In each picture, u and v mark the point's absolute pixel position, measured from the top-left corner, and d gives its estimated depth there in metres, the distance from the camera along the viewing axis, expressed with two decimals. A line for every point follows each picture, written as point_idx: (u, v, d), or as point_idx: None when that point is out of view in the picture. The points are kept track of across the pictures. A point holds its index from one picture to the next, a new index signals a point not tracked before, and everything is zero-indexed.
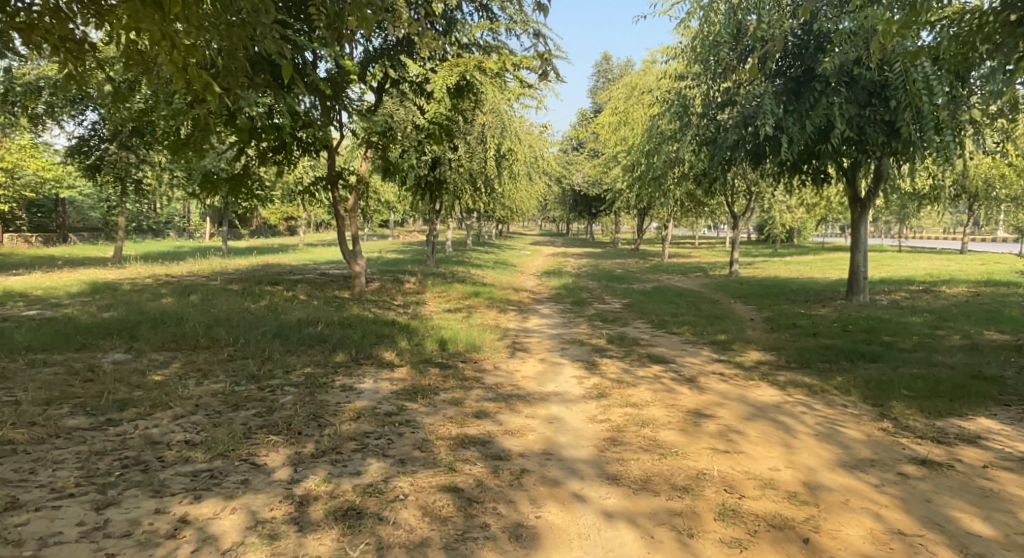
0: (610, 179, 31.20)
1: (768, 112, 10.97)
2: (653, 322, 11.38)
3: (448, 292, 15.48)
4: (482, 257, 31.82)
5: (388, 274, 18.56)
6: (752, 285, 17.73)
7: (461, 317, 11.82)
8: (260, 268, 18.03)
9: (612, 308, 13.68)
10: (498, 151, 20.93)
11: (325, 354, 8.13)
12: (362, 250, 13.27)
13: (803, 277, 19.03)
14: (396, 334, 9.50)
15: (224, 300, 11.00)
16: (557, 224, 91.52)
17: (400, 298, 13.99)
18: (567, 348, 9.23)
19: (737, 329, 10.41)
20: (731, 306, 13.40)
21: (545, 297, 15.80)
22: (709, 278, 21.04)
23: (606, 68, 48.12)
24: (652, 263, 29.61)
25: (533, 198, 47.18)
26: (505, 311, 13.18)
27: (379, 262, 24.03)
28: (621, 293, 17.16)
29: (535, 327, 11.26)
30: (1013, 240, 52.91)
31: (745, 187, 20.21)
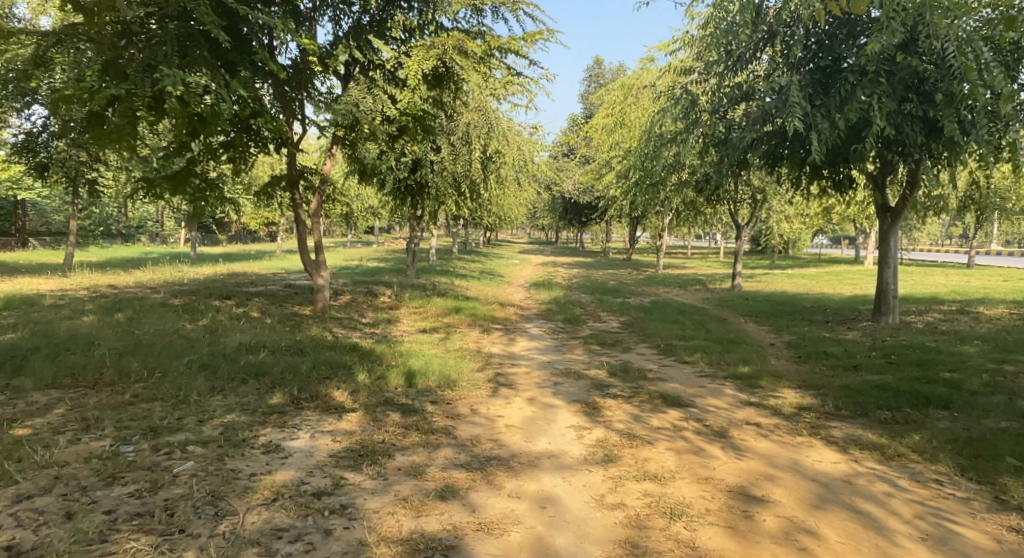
0: (602, 186, 29.78)
1: (794, 105, 9.49)
2: (659, 348, 9.84)
3: (426, 307, 13.88)
4: (468, 266, 30.23)
5: (362, 286, 16.93)
6: (759, 301, 16.20)
7: (437, 339, 10.24)
8: (220, 279, 16.32)
9: (609, 329, 12.13)
10: (484, 152, 19.37)
11: (258, 393, 6.47)
12: (326, 259, 11.80)
13: (814, 293, 17.53)
14: (355, 364, 7.88)
15: (157, 319, 9.36)
16: (547, 233, 90.14)
17: (369, 314, 12.37)
18: (562, 382, 7.66)
19: (759, 358, 8.89)
20: (743, 327, 11.89)
21: (533, 314, 14.24)
22: (710, 292, 19.54)
23: (598, 73, 46.91)
24: (647, 275, 28.13)
25: (522, 205, 45.69)
26: (489, 331, 11.62)
27: (356, 270, 22.40)
28: (616, 309, 15.63)
29: (522, 353, 9.68)
30: (1010, 253, 52.03)
31: (750, 194, 18.76)
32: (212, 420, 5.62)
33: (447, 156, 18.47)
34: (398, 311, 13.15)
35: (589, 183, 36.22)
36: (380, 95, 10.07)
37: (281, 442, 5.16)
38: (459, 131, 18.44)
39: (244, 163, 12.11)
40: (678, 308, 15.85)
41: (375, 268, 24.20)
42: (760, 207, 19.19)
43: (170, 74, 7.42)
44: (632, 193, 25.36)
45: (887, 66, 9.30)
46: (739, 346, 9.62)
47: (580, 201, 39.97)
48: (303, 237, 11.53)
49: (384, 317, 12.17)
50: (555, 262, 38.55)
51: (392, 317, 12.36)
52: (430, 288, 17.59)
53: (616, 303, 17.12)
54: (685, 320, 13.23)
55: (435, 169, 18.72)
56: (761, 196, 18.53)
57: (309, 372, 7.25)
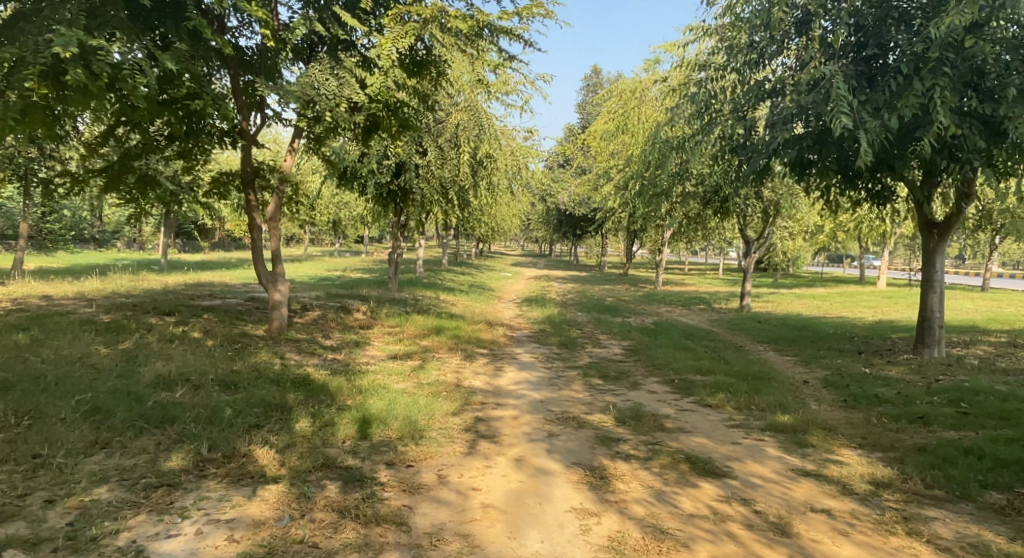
0: (600, 198, 28.35)
1: (838, 98, 7.98)
2: (672, 384, 8.29)
3: (403, 327, 12.27)
4: (456, 279, 28.65)
5: (335, 300, 15.33)
6: (774, 326, 14.65)
7: (411, 368, 8.66)
8: (177, 290, 14.68)
9: (610, 356, 10.57)
10: (474, 156, 17.82)
11: (154, 453, 4.86)
12: (285, 273, 10.19)
13: (831, 317, 16.00)
14: (299, 406, 6.28)
15: (68, 341, 7.75)
16: (540, 246, 88.84)
17: (336, 334, 10.77)
18: (558, 432, 6.09)
19: (796, 401, 7.34)
20: (764, 358, 10.36)
21: (524, 336, 12.69)
22: (716, 313, 17.98)
23: (596, 83, 45.75)
24: (646, 292, 26.64)
25: (515, 217, 44.27)
26: (473, 357, 10.05)
27: (335, 282, 20.78)
28: (615, 331, 14.12)
29: (510, 387, 8.10)
30: (1012, 276, 50.94)
31: (762, 207, 17.27)
32: (68, 498, 4.02)
33: (434, 160, 17.00)
34: (370, 331, 11.56)
35: (587, 194, 34.88)
36: (345, 76, 8.54)
37: (154, 546, 3.57)
38: (446, 132, 16.97)
39: (195, 159, 10.55)
40: (683, 331, 14.35)
41: (355, 280, 22.58)
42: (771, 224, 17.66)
43: (67, 33, 5.84)
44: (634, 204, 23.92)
45: (948, 52, 7.84)
46: (768, 385, 8.08)
47: (575, 214, 38.58)
48: (260, 247, 9.90)
49: (353, 338, 10.58)
50: (549, 276, 37.07)
51: (361, 338, 10.75)
52: (411, 303, 16.00)
53: (616, 324, 15.58)
54: (695, 346, 11.70)
55: (421, 172, 17.23)
56: (774, 210, 17.06)
57: (233, 418, 5.64)
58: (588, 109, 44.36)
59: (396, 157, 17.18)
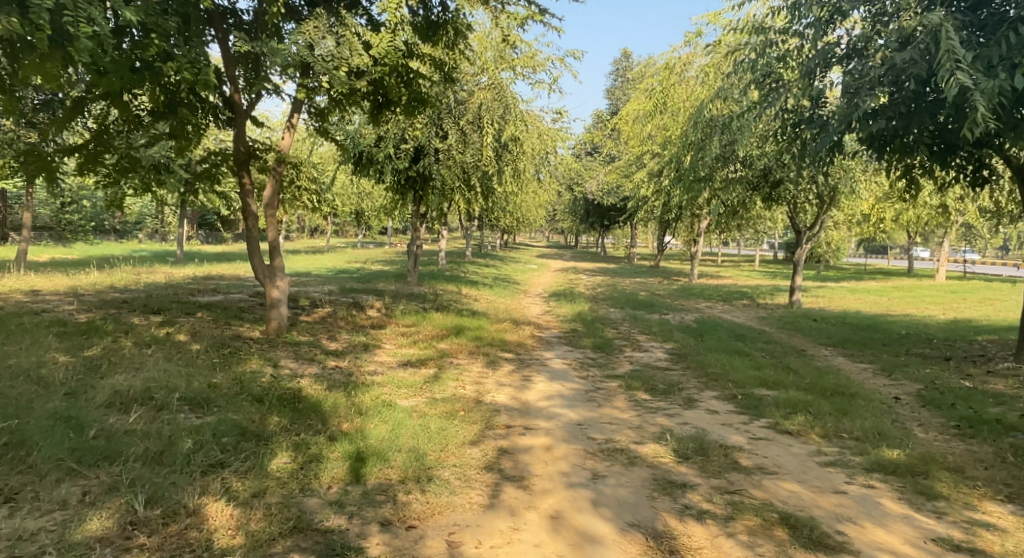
0: (631, 186, 26.79)
1: (948, 51, 6.48)
2: (736, 402, 6.90)
3: (419, 327, 11.03)
4: (481, 272, 27.37)
5: (349, 296, 14.15)
6: (833, 325, 13.10)
7: (424, 380, 7.39)
8: (180, 285, 13.61)
9: (655, 363, 9.19)
10: (499, 139, 16.47)
11: (71, 510, 3.67)
12: (284, 267, 8.90)
13: (895, 315, 14.40)
14: (280, 434, 5.05)
15: (23, 347, 6.63)
16: (565, 237, 87.25)
17: (343, 335, 9.56)
18: (605, 472, 4.78)
19: (897, 427, 5.92)
20: (836, 367, 8.90)
21: (555, 337, 11.35)
22: (764, 310, 16.45)
23: (624, 67, 43.99)
24: (681, 286, 25.09)
25: (541, 207, 42.84)
26: (497, 363, 8.76)
27: (352, 276, 19.62)
28: (655, 332, 12.70)
29: (541, 405, 6.79)
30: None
31: (817, 192, 15.64)
32: None
33: (456, 143, 15.71)
34: (383, 332, 10.33)
35: (616, 182, 33.32)
36: (346, 34, 7.25)
37: None
38: (469, 113, 15.66)
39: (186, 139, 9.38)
40: (732, 332, 12.89)
41: (373, 273, 21.43)
42: (826, 211, 16.04)
43: None
44: (669, 191, 22.34)
45: None
46: (854, 404, 6.66)
47: (604, 203, 37.05)
48: (256, 238, 8.64)
49: (362, 340, 9.35)
50: (576, 268, 35.64)
51: (371, 340, 9.52)
52: (431, 299, 14.76)
53: (655, 323, 14.17)
54: (750, 350, 10.26)
55: (442, 157, 15.96)
56: (830, 196, 15.45)
57: (190, 453, 4.43)
58: (617, 94, 42.64)
59: (414, 140, 15.91)
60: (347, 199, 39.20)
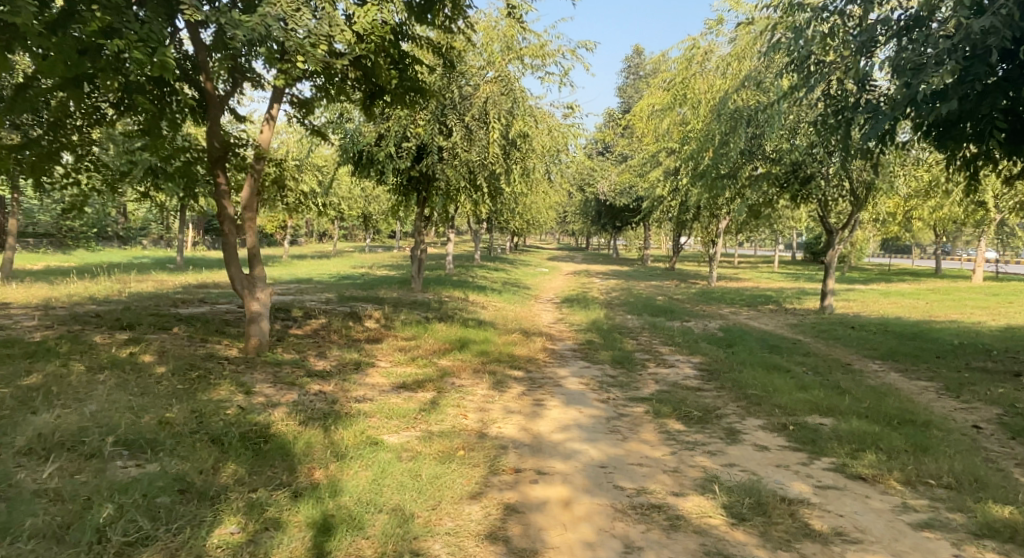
0: (646, 185, 25.72)
1: None
2: (788, 434, 5.83)
3: (420, 340, 10.04)
4: (490, 276, 26.34)
5: (348, 305, 13.17)
6: (873, 335, 11.96)
7: (422, 407, 6.39)
8: (166, 295, 12.66)
9: (683, 381, 8.14)
10: (507, 135, 15.47)
11: None
12: (264, 276, 7.88)
13: (937, 321, 13.26)
14: (233, 490, 4.04)
15: None
16: (576, 239, 86.08)
17: (334, 351, 8.58)
18: (641, 542, 3.75)
19: (993, 470, 4.85)
20: (892, 385, 7.81)
21: (569, 350, 10.33)
22: (792, 316, 15.33)
23: (636, 64, 42.83)
24: (700, 289, 23.96)
25: (552, 208, 41.76)
26: (505, 384, 7.74)
27: (354, 283, 18.65)
28: (679, 342, 11.65)
29: (557, 438, 5.77)
30: None
31: (851, 189, 14.52)
32: None
33: (460, 141, 14.75)
34: (380, 346, 9.35)
35: (630, 182, 32.26)
36: (328, 9, 6.29)
37: None
38: (475, 108, 14.67)
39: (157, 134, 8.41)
40: (762, 342, 11.83)
41: (376, 279, 20.51)
42: (858, 211, 14.93)
43: None
44: (688, 190, 21.25)
45: None
46: (932, 436, 5.58)
47: (617, 204, 36.00)
48: (231, 244, 7.62)
49: (354, 357, 8.37)
50: (588, 271, 34.58)
51: (365, 357, 8.53)
52: (436, 308, 13.81)
53: (678, 332, 13.13)
54: (787, 364, 9.20)
55: (446, 156, 14.99)
56: (864, 193, 14.33)
57: (106, 525, 3.46)
58: (629, 92, 41.56)
59: (417, 138, 14.95)
60: (353, 202, 38.38)
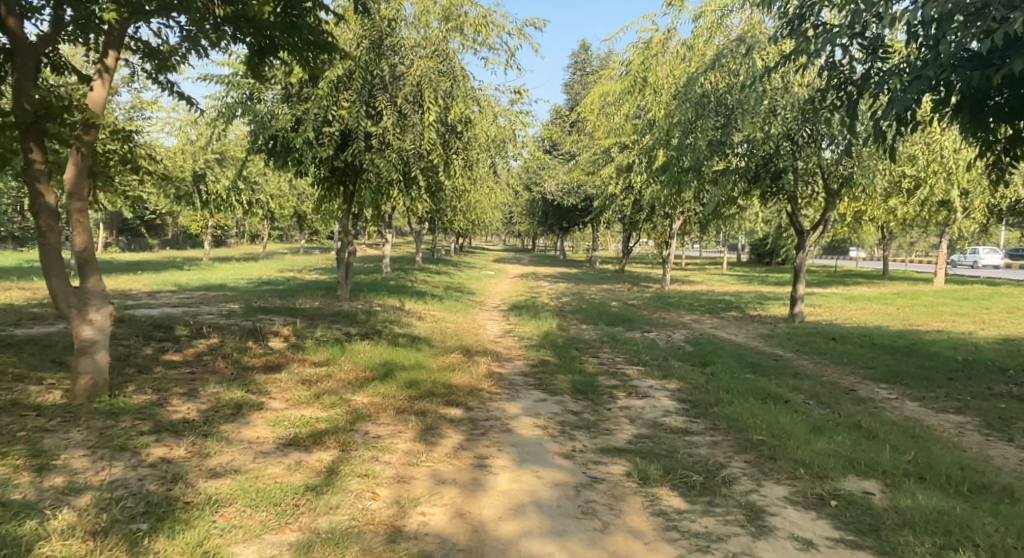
0: (597, 182, 24.18)
1: None
2: (830, 515, 4.13)
3: (334, 366, 8.03)
4: (431, 280, 24.32)
5: (253, 318, 10.98)
6: (859, 347, 10.56)
7: (310, 482, 4.42)
8: (20, 309, 10.22)
9: (666, 420, 6.39)
10: (447, 122, 13.56)
11: None
12: (102, 289, 5.72)
13: (922, 330, 12.00)
14: None
15: None
16: (521, 239, 84.61)
17: (211, 387, 6.51)
18: None
19: None
20: (920, 423, 6.26)
21: (519, 375, 8.46)
22: (762, 324, 13.90)
23: (585, 59, 41.45)
24: (655, 293, 22.56)
25: (498, 207, 39.91)
26: (437, 431, 5.82)
27: (272, 290, 16.36)
28: (645, 359, 9.97)
29: (506, 533, 3.92)
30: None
31: (826, 187, 13.22)
32: None
33: (390, 127, 12.80)
34: (278, 376, 7.29)
35: (579, 179, 30.73)
36: None
37: None
38: (407, 87, 12.70)
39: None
40: (739, 357, 10.28)
41: (301, 285, 18.22)
42: (828, 209, 13.66)
43: None
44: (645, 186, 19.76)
45: None
46: None
47: (564, 204, 34.47)
48: (50, 243, 5.49)
49: (236, 395, 6.30)
50: (535, 273, 32.89)
51: (251, 396, 6.48)
52: (363, 320, 11.80)
53: (643, 346, 11.49)
54: (782, 391, 7.60)
55: (374, 143, 12.99)
56: (837, 189, 13.02)
57: None
58: (576, 88, 40.08)
59: (340, 123, 12.88)
60: (284, 200, 35.67)
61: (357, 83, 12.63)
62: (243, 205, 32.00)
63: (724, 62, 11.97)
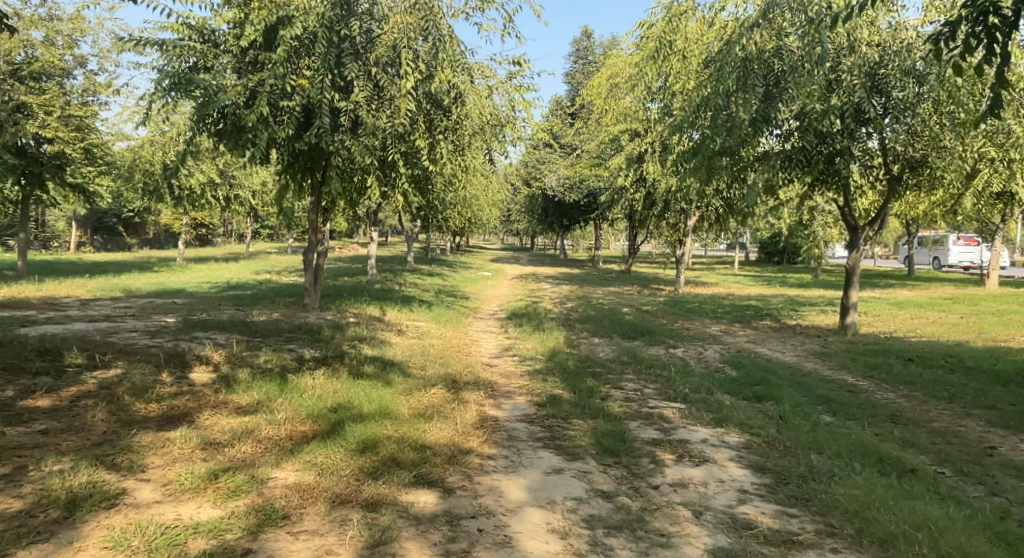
0: (604, 174, 21.92)
1: None
2: None
3: (263, 415, 5.78)
4: (421, 283, 22.09)
5: (185, 337, 8.72)
6: (953, 373, 8.31)
7: None
8: None
9: (751, 516, 4.14)
10: (433, 96, 11.28)
11: None
12: None
13: (1015, 347, 9.76)
14: None
15: None
16: (519, 237, 82.34)
17: (50, 464, 4.26)
18: None
19: None
20: None
21: (522, 422, 6.19)
22: (809, 338, 11.64)
23: (587, 48, 39.14)
24: (670, 297, 20.33)
25: (495, 203, 37.66)
26: (392, 549, 3.59)
27: (232, 297, 14.10)
28: (684, 392, 7.71)
29: None
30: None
31: (890, 174, 10.98)
32: None
33: (363, 100, 10.49)
34: (173, 436, 5.04)
35: (582, 173, 28.42)
36: None
37: None
38: (380, 50, 10.37)
39: None
40: (801, 388, 8.01)
41: (270, 291, 15.95)
42: (891, 199, 11.39)
43: None
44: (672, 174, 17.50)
45: None
46: None
47: (565, 200, 32.17)
48: None
49: (83, 482, 4.05)
50: (536, 274, 30.68)
51: (112, 480, 4.23)
52: (326, 338, 9.55)
53: (674, 370, 9.23)
54: (895, 452, 5.35)
55: (346, 121, 10.68)
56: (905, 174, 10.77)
57: None
58: (578, 78, 37.79)
59: (302, 96, 10.62)
60: (267, 196, 33.41)
61: (321, 45, 10.32)
62: (220, 201, 29.72)
63: (773, 17, 9.68)
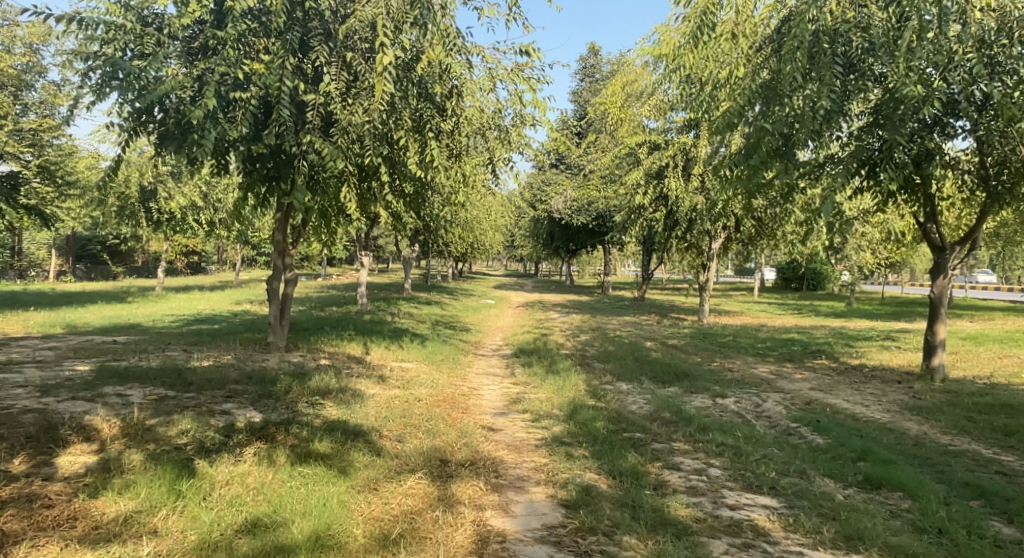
0: (620, 191, 19.86)
1: None
2: None
3: (121, 551, 3.58)
4: (417, 313, 19.90)
5: (84, 397, 6.51)
6: None
7: None
8: None
9: None
10: (423, 90, 9.22)
11: None
12: None
13: None
14: None
15: None
16: (522, 264, 80.49)
17: None
18: None
19: None
20: None
21: (543, 545, 3.98)
22: (889, 385, 9.41)
23: (594, 65, 37.42)
24: (695, 328, 18.14)
25: (499, 228, 35.70)
26: None
27: (189, 335, 11.92)
28: (768, 475, 5.46)
29: None
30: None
31: (992, 180, 8.82)
32: None
33: (335, 90, 8.39)
34: None
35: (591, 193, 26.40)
36: None
37: None
38: (354, 28, 8.31)
39: None
40: (925, 466, 5.77)
41: (239, 326, 13.76)
42: (989, 212, 9.22)
43: None
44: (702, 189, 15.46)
45: None
46: None
47: (573, 223, 30.07)
48: None
49: None
50: (543, 302, 28.56)
51: None
52: (280, 391, 7.34)
53: (736, 433, 6.98)
54: None
55: (315, 118, 8.53)
56: (1014, 180, 8.61)
57: None
58: (585, 96, 36.01)
59: (259, 86, 8.53)
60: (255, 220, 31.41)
61: (280, 22, 8.25)
62: (204, 225, 27.70)
63: None
